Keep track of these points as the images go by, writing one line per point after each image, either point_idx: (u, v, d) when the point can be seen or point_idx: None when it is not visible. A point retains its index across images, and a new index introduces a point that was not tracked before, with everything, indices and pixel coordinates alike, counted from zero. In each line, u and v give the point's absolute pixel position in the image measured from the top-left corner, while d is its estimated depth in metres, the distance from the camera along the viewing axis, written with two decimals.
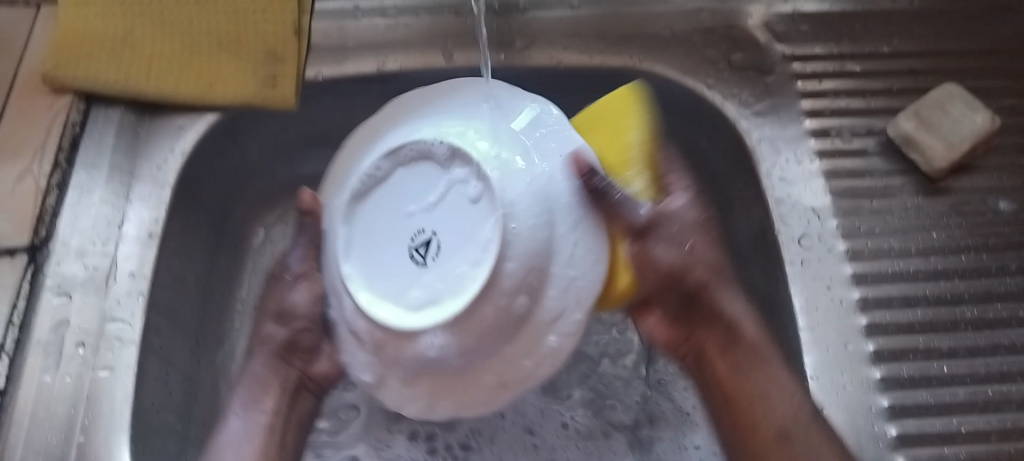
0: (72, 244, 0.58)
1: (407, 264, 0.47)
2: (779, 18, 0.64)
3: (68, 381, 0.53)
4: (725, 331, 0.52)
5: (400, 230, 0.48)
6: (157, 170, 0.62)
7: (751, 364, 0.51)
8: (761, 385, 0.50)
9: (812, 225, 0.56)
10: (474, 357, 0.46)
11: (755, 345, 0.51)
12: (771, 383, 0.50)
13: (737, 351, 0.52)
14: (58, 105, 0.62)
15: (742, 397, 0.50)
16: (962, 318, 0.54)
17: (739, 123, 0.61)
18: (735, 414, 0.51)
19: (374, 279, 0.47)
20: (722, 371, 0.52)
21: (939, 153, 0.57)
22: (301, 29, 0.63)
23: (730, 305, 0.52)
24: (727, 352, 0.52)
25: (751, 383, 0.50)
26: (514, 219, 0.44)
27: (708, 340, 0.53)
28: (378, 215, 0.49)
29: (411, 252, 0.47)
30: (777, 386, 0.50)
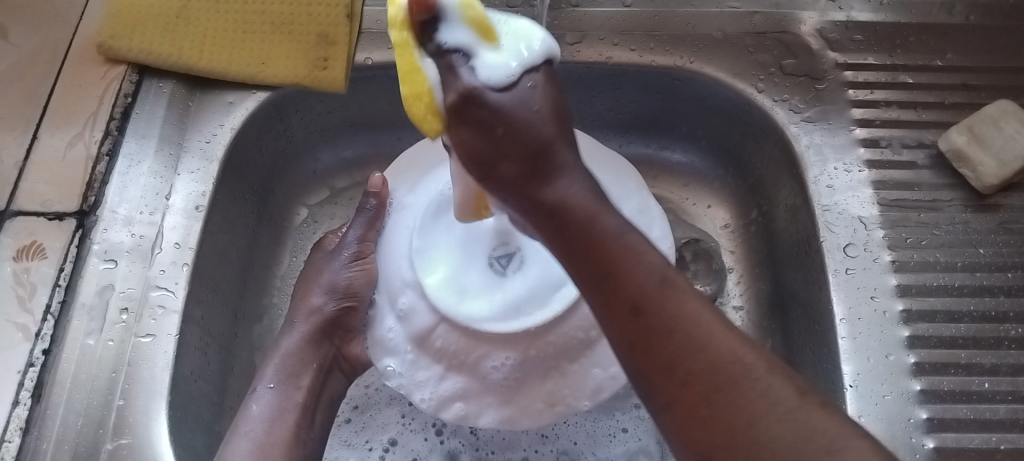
0: (120, 212, 0.58)
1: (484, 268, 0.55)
2: (833, 26, 0.64)
3: (111, 345, 0.54)
4: (600, 220, 0.39)
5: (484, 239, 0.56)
6: (207, 143, 0.62)
7: (610, 242, 0.39)
8: (629, 252, 0.38)
9: (859, 234, 0.56)
10: (536, 371, 0.53)
11: (619, 234, 0.39)
12: (639, 250, 0.39)
13: (599, 241, 0.39)
14: (113, 75, 0.63)
15: (620, 272, 0.38)
16: (1006, 336, 0.53)
17: (788, 129, 0.61)
18: (609, 289, 0.39)
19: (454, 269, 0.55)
20: (609, 254, 0.39)
21: (990, 169, 0.57)
22: (353, 13, 0.64)
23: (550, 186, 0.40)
24: (586, 232, 0.39)
25: (621, 250, 0.39)
26: None
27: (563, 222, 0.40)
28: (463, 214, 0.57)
29: (490, 261, 0.55)
30: (647, 254, 0.38)
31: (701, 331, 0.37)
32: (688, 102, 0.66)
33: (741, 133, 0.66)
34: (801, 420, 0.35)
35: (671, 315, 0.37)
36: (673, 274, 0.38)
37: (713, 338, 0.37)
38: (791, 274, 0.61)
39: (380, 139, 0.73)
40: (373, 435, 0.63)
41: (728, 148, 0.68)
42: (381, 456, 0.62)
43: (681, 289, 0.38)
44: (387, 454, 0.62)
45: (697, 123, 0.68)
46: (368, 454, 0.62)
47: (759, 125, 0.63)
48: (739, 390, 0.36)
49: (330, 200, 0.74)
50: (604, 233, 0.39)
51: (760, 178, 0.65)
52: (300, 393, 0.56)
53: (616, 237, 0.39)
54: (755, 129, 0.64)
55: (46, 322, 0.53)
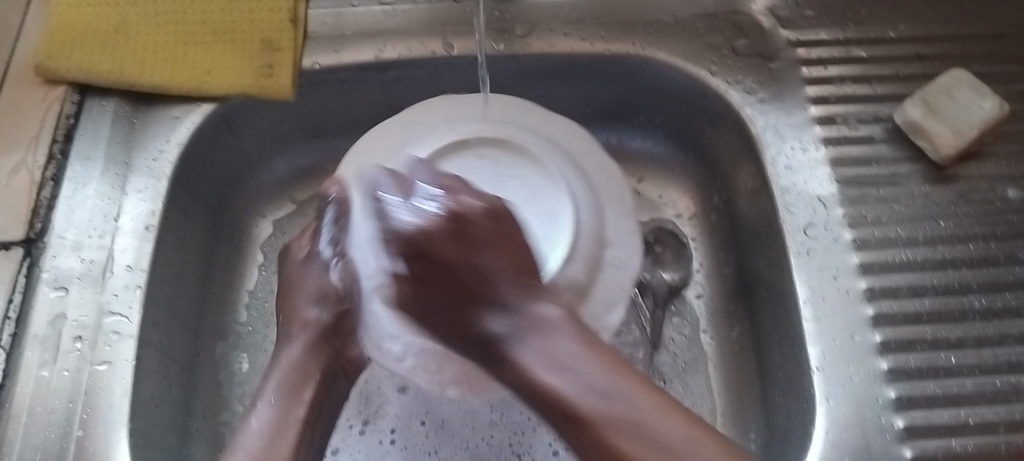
0: (68, 238, 0.57)
1: None
2: (784, 3, 0.64)
3: (66, 375, 0.53)
4: (516, 354, 0.44)
5: None
6: (154, 161, 0.61)
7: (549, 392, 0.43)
8: (626, 430, 0.41)
9: (819, 214, 0.56)
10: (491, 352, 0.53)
11: (611, 413, 0.41)
12: (632, 425, 0.41)
13: (544, 391, 0.43)
14: (53, 96, 0.61)
15: (569, 396, 0.42)
16: (971, 308, 0.53)
17: (743, 111, 0.60)
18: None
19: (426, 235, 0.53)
20: (564, 412, 0.42)
21: (946, 139, 0.56)
22: (297, 18, 0.63)
23: (492, 323, 0.45)
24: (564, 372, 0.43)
25: (587, 408, 0.42)
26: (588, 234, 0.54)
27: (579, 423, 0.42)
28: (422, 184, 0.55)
29: None
30: (631, 424, 0.41)
31: (632, 433, 0.41)
32: (641, 89, 0.66)
33: (698, 118, 0.65)
34: (683, 442, 0.41)
35: (563, 383, 0.43)
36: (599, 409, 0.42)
37: (580, 401, 0.42)
38: (756, 255, 0.60)
39: (334, 146, 0.72)
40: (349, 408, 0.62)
41: (687, 132, 0.67)
42: (360, 430, 0.61)
43: (633, 393, 0.42)
44: (367, 428, 0.62)
45: (654, 110, 0.67)
46: (348, 432, 0.61)
47: (714, 109, 0.63)
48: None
49: (296, 213, 0.72)
50: (568, 398, 0.42)
51: (720, 162, 0.65)
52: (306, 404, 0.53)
53: (574, 403, 0.42)
54: (711, 113, 0.63)
55: None
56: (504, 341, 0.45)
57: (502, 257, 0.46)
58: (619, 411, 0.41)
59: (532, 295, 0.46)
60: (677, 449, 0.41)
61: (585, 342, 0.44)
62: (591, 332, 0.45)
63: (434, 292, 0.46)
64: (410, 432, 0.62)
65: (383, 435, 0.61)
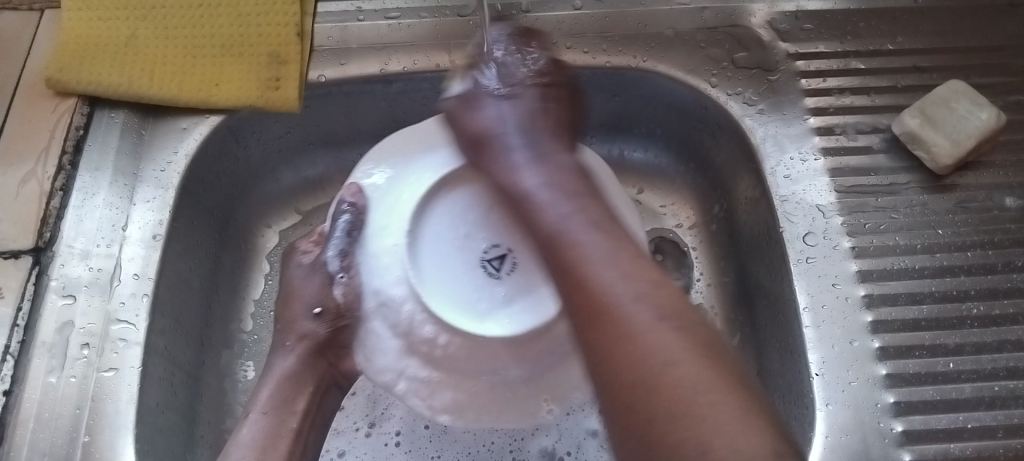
0: (76, 247, 0.58)
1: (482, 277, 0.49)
2: (783, 16, 0.64)
3: (74, 382, 0.53)
4: (567, 237, 0.44)
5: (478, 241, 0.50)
6: (161, 171, 0.62)
7: (585, 279, 0.41)
8: (630, 328, 0.38)
9: (817, 222, 0.56)
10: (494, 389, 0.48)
11: (610, 285, 0.40)
12: (633, 318, 0.39)
13: (582, 274, 0.41)
14: (63, 108, 0.62)
15: (593, 276, 0.41)
16: (969, 315, 0.53)
17: (742, 122, 0.61)
18: (593, 332, 0.39)
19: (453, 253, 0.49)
20: (592, 299, 0.40)
21: (944, 150, 0.57)
22: (303, 32, 0.65)
23: (544, 208, 0.46)
24: (606, 284, 0.41)
25: (599, 287, 0.40)
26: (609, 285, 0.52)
27: (593, 307, 0.40)
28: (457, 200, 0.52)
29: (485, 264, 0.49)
30: (643, 319, 0.39)
31: (620, 283, 0.40)
32: (642, 101, 0.67)
33: (698, 128, 0.66)
34: (669, 316, 0.39)
35: (598, 266, 0.41)
36: (610, 295, 0.40)
37: (598, 279, 0.41)
38: (756, 263, 0.61)
39: (339, 158, 0.73)
40: (355, 413, 0.63)
41: (688, 143, 0.68)
42: (366, 433, 0.62)
43: (629, 272, 0.41)
44: (373, 431, 0.62)
45: (655, 122, 0.68)
46: (354, 434, 0.62)
47: (714, 120, 0.63)
48: (623, 328, 0.39)
49: (301, 224, 0.73)
50: (549, 221, 0.45)
51: (720, 172, 0.65)
52: (293, 418, 0.55)
53: (558, 228, 0.44)
54: (711, 124, 0.64)
55: (5, 362, 0.53)
56: (535, 191, 0.48)
57: (553, 159, 0.51)
58: (609, 282, 0.41)
59: (555, 171, 0.50)
60: (647, 333, 0.38)
61: (595, 209, 0.46)
62: (612, 216, 0.47)
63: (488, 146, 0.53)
64: (414, 434, 0.62)
65: (388, 437, 0.62)
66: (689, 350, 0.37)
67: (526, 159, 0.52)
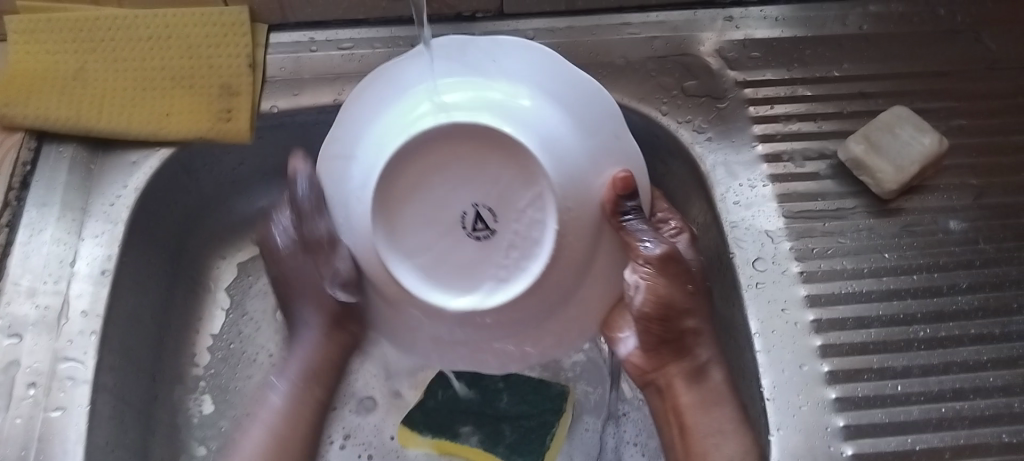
0: (22, 284, 0.57)
1: (477, 241, 0.46)
2: (731, 44, 0.65)
3: (19, 423, 0.53)
4: (726, 391, 0.55)
5: (450, 200, 0.46)
6: (111, 205, 0.61)
7: (712, 404, 0.54)
8: (712, 431, 0.53)
9: (766, 248, 0.57)
10: (569, 294, 0.47)
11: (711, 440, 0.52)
12: (720, 436, 0.52)
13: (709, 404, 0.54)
14: (9, 143, 0.62)
15: (693, 404, 0.55)
16: (915, 337, 0.54)
17: (693, 149, 0.62)
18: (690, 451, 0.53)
19: (425, 244, 0.46)
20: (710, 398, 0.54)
21: (889, 176, 0.58)
22: (255, 63, 0.65)
23: (701, 349, 0.55)
24: (694, 386, 0.55)
25: (707, 427, 0.53)
26: (560, 145, 0.45)
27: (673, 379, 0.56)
28: (398, 205, 0.46)
29: (469, 228, 0.46)
30: (728, 434, 0.52)
31: (723, 433, 0.52)
32: None
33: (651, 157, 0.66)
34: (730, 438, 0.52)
35: (700, 412, 0.54)
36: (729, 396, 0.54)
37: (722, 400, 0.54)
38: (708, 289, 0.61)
39: None
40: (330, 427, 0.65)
41: None
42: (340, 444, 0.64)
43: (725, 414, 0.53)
44: (347, 443, 0.64)
45: None
46: (328, 447, 0.63)
47: (667, 148, 0.64)
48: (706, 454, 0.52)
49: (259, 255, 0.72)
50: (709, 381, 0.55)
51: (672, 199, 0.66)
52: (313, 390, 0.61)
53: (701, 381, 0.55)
54: (663, 151, 0.65)
55: None
56: (704, 353, 0.55)
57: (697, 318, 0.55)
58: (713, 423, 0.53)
59: (697, 353, 0.56)
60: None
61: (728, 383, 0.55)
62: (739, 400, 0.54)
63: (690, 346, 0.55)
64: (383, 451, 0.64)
65: (361, 449, 0.64)
66: None
67: (711, 355, 0.56)
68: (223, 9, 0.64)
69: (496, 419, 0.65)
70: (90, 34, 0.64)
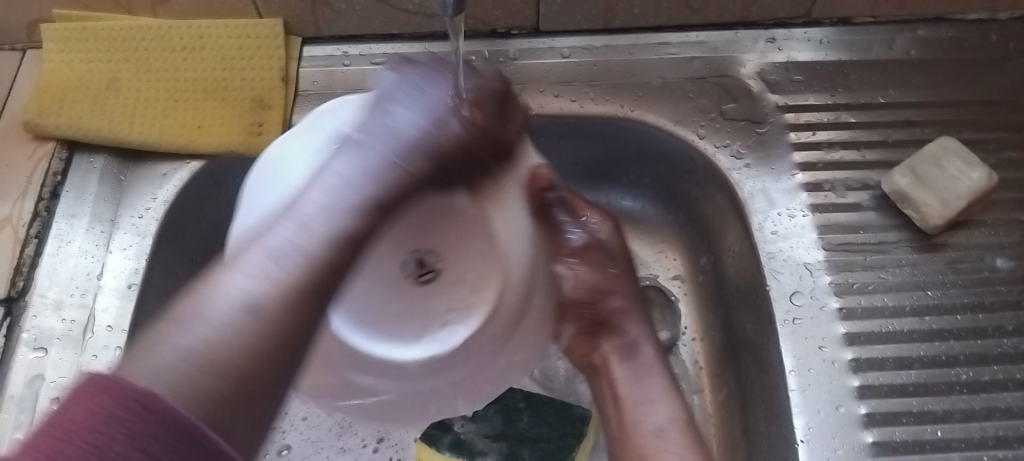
0: (49, 296, 0.57)
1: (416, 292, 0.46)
2: (773, 67, 0.63)
3: None
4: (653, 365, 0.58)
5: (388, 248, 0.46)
6: (139, 218, 0.60)
7: (643, 376, 0.57)
8: (636, 399, 0.56)
9: (805, 281, 0.55)
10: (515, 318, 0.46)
11: (641, 405, 0.56)
12: (641, 401, 0.56)
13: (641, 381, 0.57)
14: (41, 152, 0.61)
15: (622, 378, 0.58)
16: (957, 380, 0.52)
17: (731, 175, 0.60)
18: (620, 425, 0.56)
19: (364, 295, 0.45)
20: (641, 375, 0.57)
21: (934, 209, 0.56)
22: (288, 76, 0.64)
23: (629, 326, 0.60)
24: (627, 362, 0.58)
25: (631, 395, 0.56)
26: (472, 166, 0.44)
27: (608, 358, 0.59)
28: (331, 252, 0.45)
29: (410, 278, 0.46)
30: (651, 403, 0.55)
31: (647, 403, 0.55)
32: (629, 149, 0.66)
33: (687, 180, 0.65)
34: (659, 406, 0.55)
35: (630, 384, 0.57)
36: (653, 363, 0.58)
37: (650, 377, 0.57)
38: (742, 318, 0.60)
39: None
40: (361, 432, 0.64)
41: (674, 193, 0.67)
42: (373, 448, 0.64)
43: (654, 390, 0.56)
44: (380, 446, 0.64)
45: (642, 171, 0.67)
46: (362, 451, 0.64)
47: (703, 172, 0.63)
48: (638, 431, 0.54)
49: None
50: (643, 352, 0.59)
51: (708, 224, 0.65)
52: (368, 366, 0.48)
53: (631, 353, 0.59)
54: (698, 176, 0.63)
55: None
56: (631, 328, 0.60)
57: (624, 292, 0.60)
58: (639, 396, 0.56)
59: (632, 323, 0.60)
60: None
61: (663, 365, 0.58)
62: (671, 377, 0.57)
63: (617, 322, 0.59)
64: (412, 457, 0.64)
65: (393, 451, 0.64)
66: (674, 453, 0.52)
67: (639, 330, 0.59)
68: (257, 21, 0.64)
69: (516, 439, 0.62)
70: (124, 45, 0.64)
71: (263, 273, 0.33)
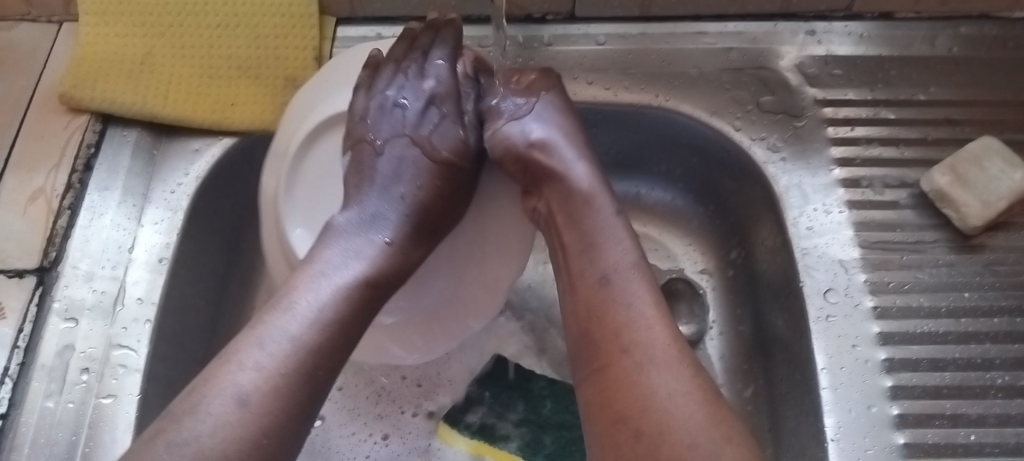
0: (81, 268, 0.57)
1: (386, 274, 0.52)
2: (812, 60, 0.62)
3: (71, 408, 0.52)
4: (600, 224, 0.51)
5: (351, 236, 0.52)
6: (171, 193, 0.61)
7: (593, 236, 0.51)
8: (596, 269, 0.50)
9: (839, 278, 0.55)
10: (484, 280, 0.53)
11: (614, 296, 0.48)
12: (602, 270, 0.50)
13: (605, 267, 0.50)
14: (76, 124, 0.62)
15: (579, 259, 0.51)
16: (992, 384, 0.51)
17: (766, 169, 0.59)
18: (585, 306, 0.49)
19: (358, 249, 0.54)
20: (601, 266, 0.50)
21: (975, 210, 0.55)
22: (321, 56, 0.64)
23: (562, 168, 0.53)
24: (574, 222, 0.52)
25: (593, 269, 0.50)
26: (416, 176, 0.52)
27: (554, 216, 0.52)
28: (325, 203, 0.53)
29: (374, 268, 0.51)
30: (608, 268, 0.50)
31: (606, 263, 0.50)
32: (662, 139, 0.65)
33: (719, 172, 0.64)
34: (626, 280, 0.49)
35: (589, 256, 0.50)
36: (597, 203, 0.52)
37: (608, 249, 0.50)
38: (773, 313, 0.59)
39: None
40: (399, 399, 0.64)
41: (706, 184, 0.66)
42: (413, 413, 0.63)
43: (626, 272, 0.49)
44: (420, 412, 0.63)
45: (674, 161, 0.67)
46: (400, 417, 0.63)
47: (736, 164, 0.62)
48: (629, 358, 0.46)
49: None
50: (599, 233, 0.51)
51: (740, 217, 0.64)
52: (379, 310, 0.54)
53: (571, 198, 0.52)
54: (732, 168, 0.63)
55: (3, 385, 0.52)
56: (565, 171, 0.53)
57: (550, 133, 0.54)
58: (598, 271, 0.50)
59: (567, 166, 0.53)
60: (670, 398, 0.44)
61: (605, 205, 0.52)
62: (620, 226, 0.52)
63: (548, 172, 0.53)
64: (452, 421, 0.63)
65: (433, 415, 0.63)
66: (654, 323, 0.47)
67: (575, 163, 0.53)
68: (293, 0, 0.64)
69: (538, 426, 0.62)
70: (159, 19, 0.63)
71: (269, 351, 0.42)
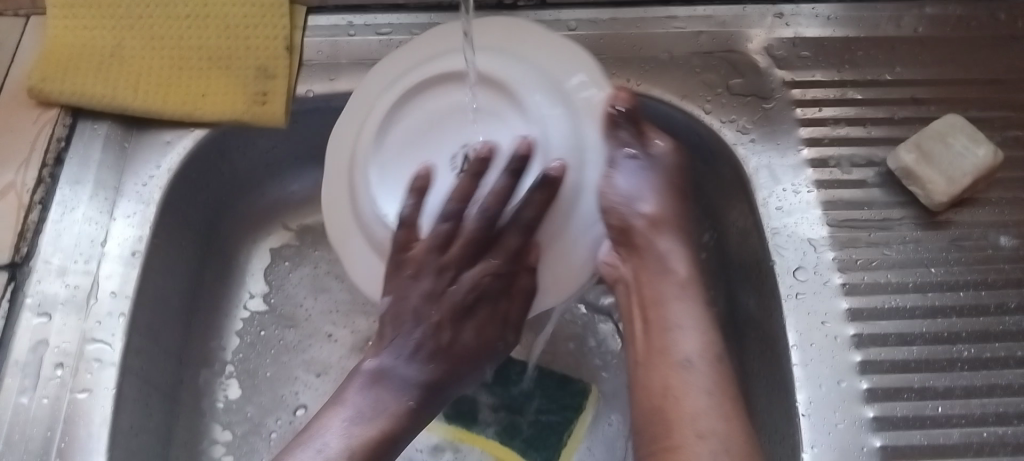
0: (53, 262, 0.57)
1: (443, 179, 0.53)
2: (781, 43, 0.63)
3: (46, 403, 0.52)
4: (673, 301, 0.53)
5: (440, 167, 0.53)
6: (143, 186, 0.60)
7: (673, 316, 0.53)
8: (665, 345, 0.51)
9: (808, 257, 0.55)
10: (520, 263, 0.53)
11: (678, 373, 0.50)
12: (671, 348, 0.51)
13: (672, 347, 0.51)
14: (46, 118, 0.61)
15: (655, 332, 0.53)
16: (959, 357, 0.52)
17: (736, 150, 0.60)
18: (650, 376, 0.51)
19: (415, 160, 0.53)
20: (669, 342, 0.52)
21: (939, 187, 0.56)
22: (292, 46, 0.64)
23: (662, 244, 0.55)
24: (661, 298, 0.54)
25: (663, 345, 0.52)
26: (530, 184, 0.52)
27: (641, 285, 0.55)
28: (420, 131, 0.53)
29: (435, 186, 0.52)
30: (677, 345, 0.51)
31: (680, 339, 0.51)
32: None
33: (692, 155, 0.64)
34: (697, 360, 0.50)
35: (663, 331, 0.52)
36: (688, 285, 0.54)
37: (686, 330, 0.52)
38: (745, 293, 0.60)
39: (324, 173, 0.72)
40: None
41: None
42: None
43: (692, 349, 0.51)
44: None
45: None
46: None
47: (707, 147, 0.62)
48: (683, 429, 0.47)
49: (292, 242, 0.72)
50: (678, 309, 0.53)
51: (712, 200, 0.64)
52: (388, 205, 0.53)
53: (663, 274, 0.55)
54: (704, 151, 0.63)
55: None
56: (659, 243, 0.55)
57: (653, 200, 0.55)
58: (664, 349, 0.51)
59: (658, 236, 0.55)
60: None
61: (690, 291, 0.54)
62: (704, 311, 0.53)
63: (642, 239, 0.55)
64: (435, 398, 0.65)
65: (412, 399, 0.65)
66: (717, 408, 0.48)
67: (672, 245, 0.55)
68: None
69: (515, 411, 0.63)
70: (129, 11, 0.63)
71: None
